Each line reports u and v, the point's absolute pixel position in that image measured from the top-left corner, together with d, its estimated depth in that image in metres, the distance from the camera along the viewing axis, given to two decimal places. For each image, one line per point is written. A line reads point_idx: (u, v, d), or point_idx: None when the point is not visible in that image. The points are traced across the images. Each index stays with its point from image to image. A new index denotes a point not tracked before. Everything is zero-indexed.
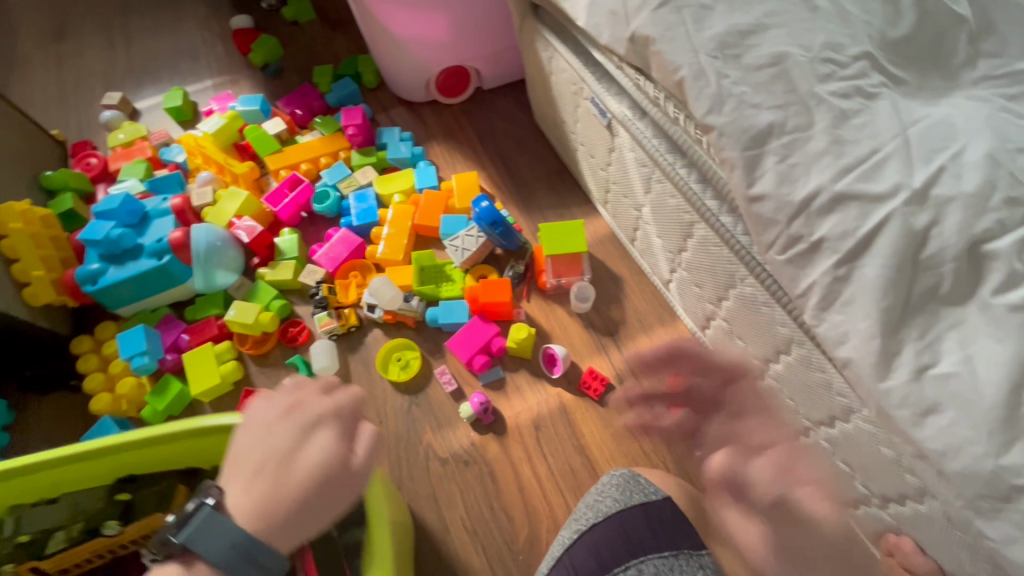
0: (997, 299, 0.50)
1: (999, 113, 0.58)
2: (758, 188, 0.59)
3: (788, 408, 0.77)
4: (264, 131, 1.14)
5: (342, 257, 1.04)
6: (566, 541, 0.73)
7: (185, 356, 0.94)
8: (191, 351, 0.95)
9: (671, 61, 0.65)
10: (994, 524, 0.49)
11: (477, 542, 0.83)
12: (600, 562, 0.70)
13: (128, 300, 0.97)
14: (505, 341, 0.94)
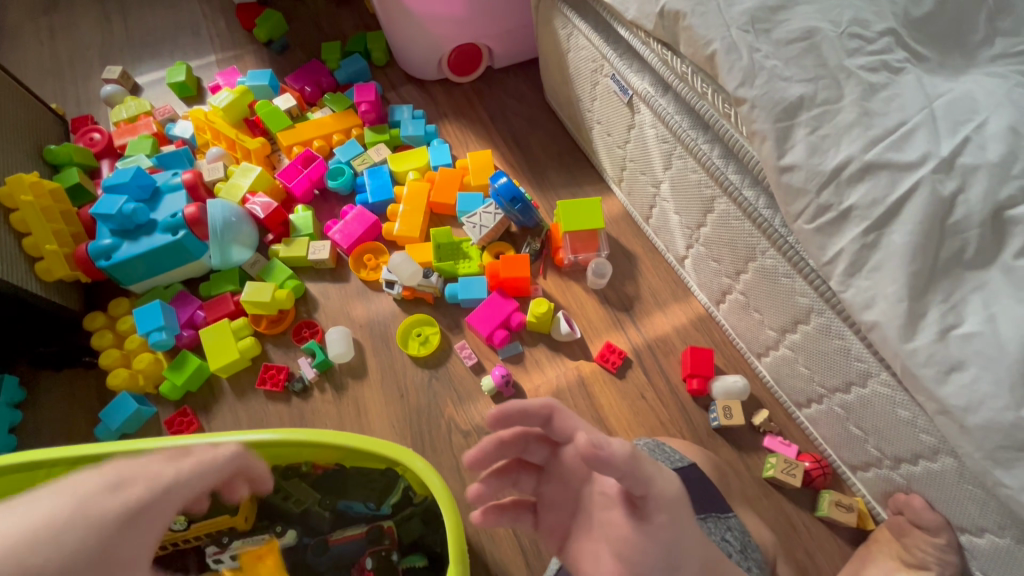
0: (1019, 262, 0.53)
1: (1017, 88, 0.60)
2: (789, 159, 0.61)
3: (803, 376, 0.80)
4: (274, 107, 1.13)
5: (357, 235, 1.03)
6: None
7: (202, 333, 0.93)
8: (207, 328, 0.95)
9: (702, 35, 0.67)
10: (1012, 473, 0.52)
11: None
12: None
13: (142, 276, 0.96)
14: (524, 316, 0.95)
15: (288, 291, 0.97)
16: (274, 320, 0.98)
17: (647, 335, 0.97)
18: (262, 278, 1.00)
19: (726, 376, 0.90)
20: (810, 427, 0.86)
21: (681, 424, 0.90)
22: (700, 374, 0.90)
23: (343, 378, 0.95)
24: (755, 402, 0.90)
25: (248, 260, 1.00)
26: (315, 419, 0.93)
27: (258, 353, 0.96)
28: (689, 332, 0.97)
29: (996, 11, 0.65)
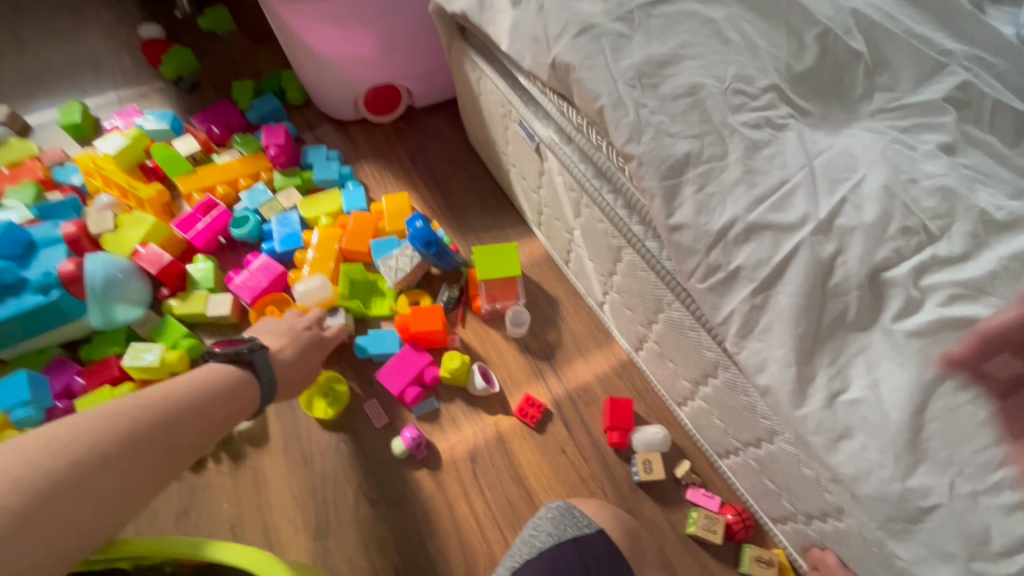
0: (897, 324, 0.52)
1: (894, 144, 0.61)
2: (677, 217, 0.59)
3: (718, 428, 0.78)
4: (175, 151, 1.06)
5: (261, 287, 0.96)
6: None
7: (77, 404, 0.84)
8: (84, 397, 0.85)
9: (591, 89, 0.65)
10: (905, 543, 0.50)
11: None
12: None
13: (10, 340, 0.87)
14: (438, 371, 0.90)
15: (181, 353, 0.88)
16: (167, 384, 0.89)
17: (569, 384, 0.93)
18: (152, 339, 0.91)
19: (647, 426, 0.87)
20: (730, 477, 0.83)
21: (603, 480, 0.86)
22: (620, 427, 0.87)
23: (241, 447, 0.87)
24: (677, 452, 0.88)
25: (137, 319, 0.92)
26: (208, 494, 0.84)
27: None
28: (611, 380, 0.94)
29: (873, 67, 0.67)
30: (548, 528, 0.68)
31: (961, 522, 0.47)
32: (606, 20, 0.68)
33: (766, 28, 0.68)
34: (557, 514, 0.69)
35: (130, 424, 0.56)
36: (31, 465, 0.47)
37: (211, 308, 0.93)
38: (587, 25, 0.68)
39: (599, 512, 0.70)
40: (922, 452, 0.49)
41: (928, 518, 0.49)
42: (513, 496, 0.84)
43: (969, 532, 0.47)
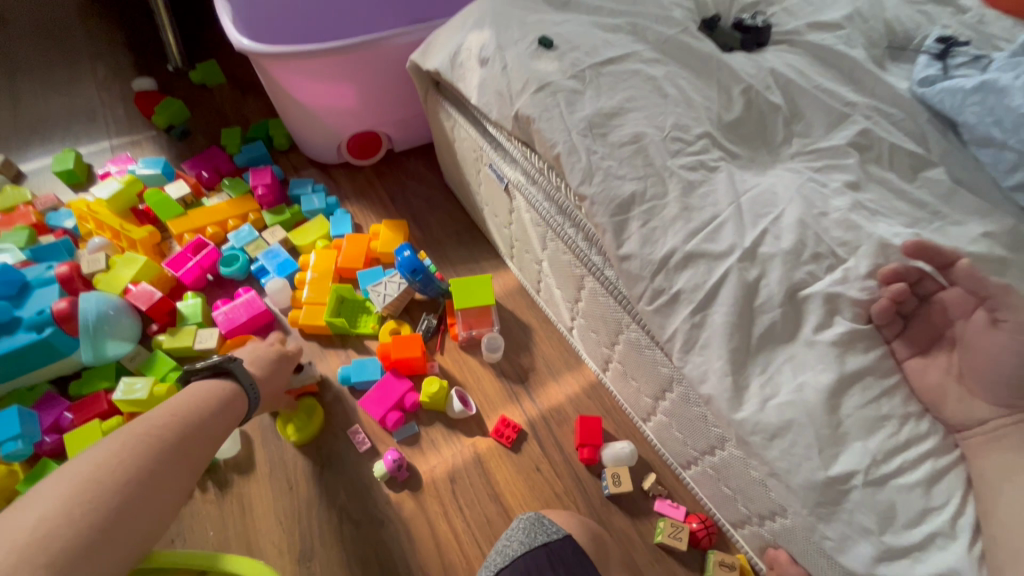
0: (818, 336, 0.60)
1: (809, 182, 0.70)
2: (626, 248, 0.68)
3: (678, 440, 0.84)
4: (166, 195, 1.13)
5: (240, 320, 1.01)
6: None
7: (66, 438, 0.86)
8: (73, 431, 0.88)
9: (549, 138, 0.75)
10: (832, 527, 0.57)
11: None
12: None
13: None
14: (418, 396, 0.96)
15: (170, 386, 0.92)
16: None
17: (542, 405, 0.99)
18: (141, 373, 0.95)
19: (615, 442, 0.93)
20: (693, 487, 0.89)
21: (576, 495, 0.91)
22: (591, 443, 0.92)
23: (227, 475, 0.90)
24: (644, 466, 0.94)
25: (127, 354, 0.95)
26: (195, 522, 0.87)
27: None
28: (582, 400, 1.00)
29: (791, 117, 0.78)
30: (519, 538, 0.73)
31: (872, 500, 0.55)
32: (561, 79, 0.78)
33: (699, 84, 0.79)
34: (527, 524, 0.74)
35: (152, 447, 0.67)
36: (78, 498, 0.58)
37: (200, 342, 0.98)
38: (545, 83, 0.78)
39: (567, 520, 0.76)
40: (840, 446, 0.56)
41: (848, 500, 0.56)
42: (491, 513, 0.89)
43: (883, 508, 0.55)
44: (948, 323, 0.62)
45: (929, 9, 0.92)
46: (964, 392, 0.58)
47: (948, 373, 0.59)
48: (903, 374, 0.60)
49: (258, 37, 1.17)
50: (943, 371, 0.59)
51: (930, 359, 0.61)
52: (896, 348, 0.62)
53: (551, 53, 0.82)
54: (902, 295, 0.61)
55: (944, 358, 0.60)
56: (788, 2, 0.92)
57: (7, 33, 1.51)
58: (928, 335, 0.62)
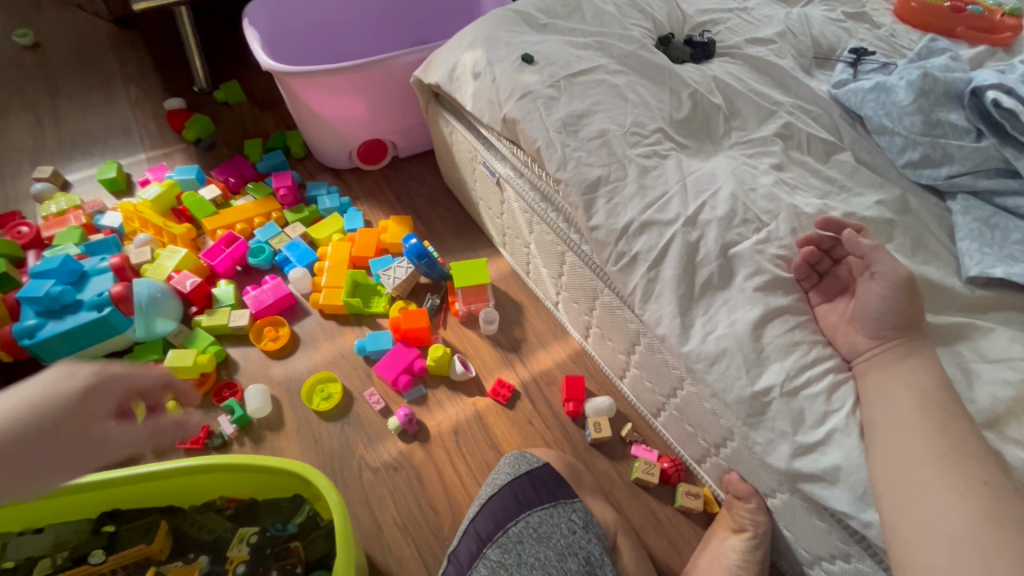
0: (748, 283, 0.75)
1: (742, 166, 0.87)
2: (595, 221, 0.83)
3: (648, 389, 0.99)
4: (200, 197, 1.29)
5: (268, 302, 1.16)
6: (470, 515, 0.83)
7: None
8: None
9: (530, 136, 0.91)
10: (761, 431, 0.71)
11: (407, 535, 0.95)
12: (497, 523, 0.81)
13: (65, 351, 1.04)
14: (425, 362, 1.10)
15: (209, 356, 1.07)
16: (196, 384, 1.07)
17: (534, 370, 1.14)
18: (184, 346, 1.09)
19: (596, 398, 1.08)
20: (663, 432, 1.03)
21: (564, 443, 1.05)
22: (574, 398, 1.07)
23: (260, 433, 1.04)
24: (622, 418, 1.08)
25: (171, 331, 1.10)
26: None
27: (179, 416, 1.04)
28: (568, 365, 1.15)
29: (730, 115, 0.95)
30: (505, 470, 0.87)
31: (789, 406, 0.70)
32: (541, 87, 0.95)
33: (655, 90, 0.96)
34: (512, 459, 0.88)
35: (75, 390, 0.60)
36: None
37: (234, 319, 1.13)
38: (527, 91, 0.95)
39: (552, 452, 0.90)
40: (764, 366, 0.72)
41: (771, 409, 0.71)
42: (490, 458, 1.03)
43: (797, 413, 0.70)
44: (852, 279, 0.75)
45: (848, 26, 1.11)
46: (851, 330, 0.72)
47: (843, 316, 0.73)
48: (812, 316, 0.74)
49: (280, 59, 1.34)
50: (842, 314, 0.73)
51: (835, 305, 0.74)
52: (811, 296, 0.76)
53: (532, 67, 0.99)
54: (811, 256, 0.75)
55: (844, 304, 0.74)
56: (731, 22, 1.10)
57: (48, 61, 1.69)
58: (837, 287, 0.75)
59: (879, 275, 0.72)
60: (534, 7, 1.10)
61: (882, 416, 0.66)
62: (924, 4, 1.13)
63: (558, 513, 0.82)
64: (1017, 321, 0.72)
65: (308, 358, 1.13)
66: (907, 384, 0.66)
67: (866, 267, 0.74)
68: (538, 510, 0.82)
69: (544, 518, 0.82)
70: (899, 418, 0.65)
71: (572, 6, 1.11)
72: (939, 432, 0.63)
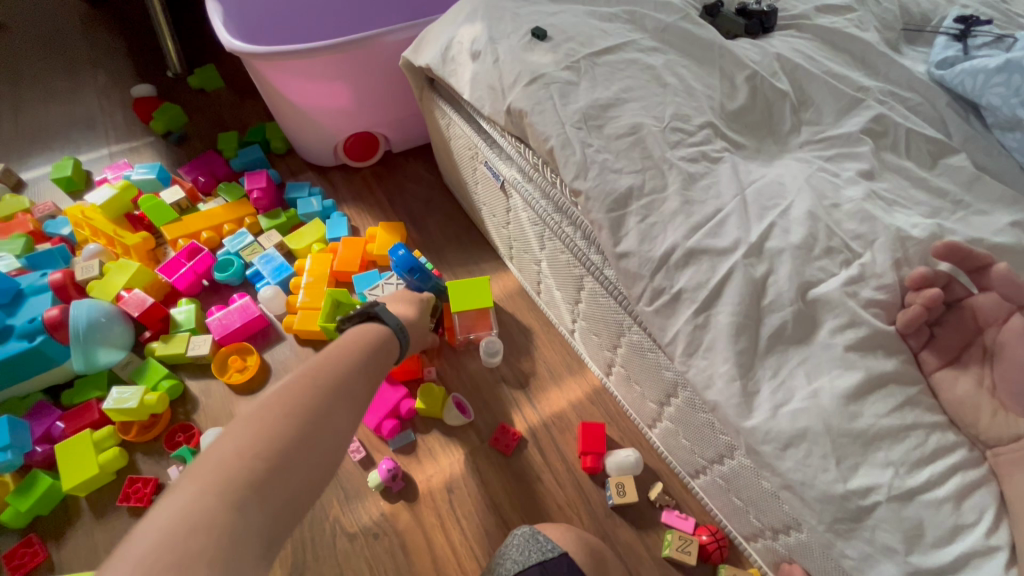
0: (835, 338, 0.55)
1: (820, 172, 0.66)
2: (624, 246, 0.64)
3: (686, 447, 0.80)
4: (162, 200, 1.12)
5: (233, 327, 0.99)
6: None
7: (57, 448, 0.85)
8: (64, 441, 0.87)
9: (542, 132, 0.71)
10: (852, 544, 0.52)
11: None
12: None
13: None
14: (414, 402, 0.93)
15: (160, 394, 0.91)
16: (146, 426, 0.92)
17: (544, 412, 0.95)
18: (134, 381, 0.93)
19: (619, 450, 0.89)
20: (703, 496, 0.84)
21: (580, 506, 0.87)
22: (593, 451, 0.88)
23: None
24: (651, 474, 0.90)
25: (119, 362, 0.94)
26: None
27: (124, 465, 0.89)
28: (586, 406, 0.96)
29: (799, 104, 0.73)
30: (513, 556, 0.69)
31: (898, 517, 0.50)
32: (555, 70, 0.75)
33: (701, 72, 0.75)
34: (522, 540, 0.70)
35: (310, 379, 0.59)
36: (251, 444, 0.50)
37: (193, 348, 0.97)
38: (538, 74, 0.75)
39: (564, 534, 0.72)
40: (858, 456, 0.52)
41: (870, 517, 0.51)
42: (490, 524, 0.85)
43: (907, 525, 0.50)
44: (978, 330, 0.58)
45: None
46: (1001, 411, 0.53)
47: (980, 386, 0.55)
48: (931, 386, 0.56)
49: (252, 39, 1.16)
50: (973, 382, 0.55)
51: (961, 370, 0.56)
52: (924, 358, 0.57)
53: (544, 44, 0.79)
54: (935, 301, 0.55)
55: (976, 371, 0.56)
56: None
57: (9, 43, 1.52)
58: (960, 341, 0.57)
59: None
60: None
61: None
62: None
63: None
64: None
65: None
66: None
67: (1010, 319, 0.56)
68: None
69: None
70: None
71: None
72: None
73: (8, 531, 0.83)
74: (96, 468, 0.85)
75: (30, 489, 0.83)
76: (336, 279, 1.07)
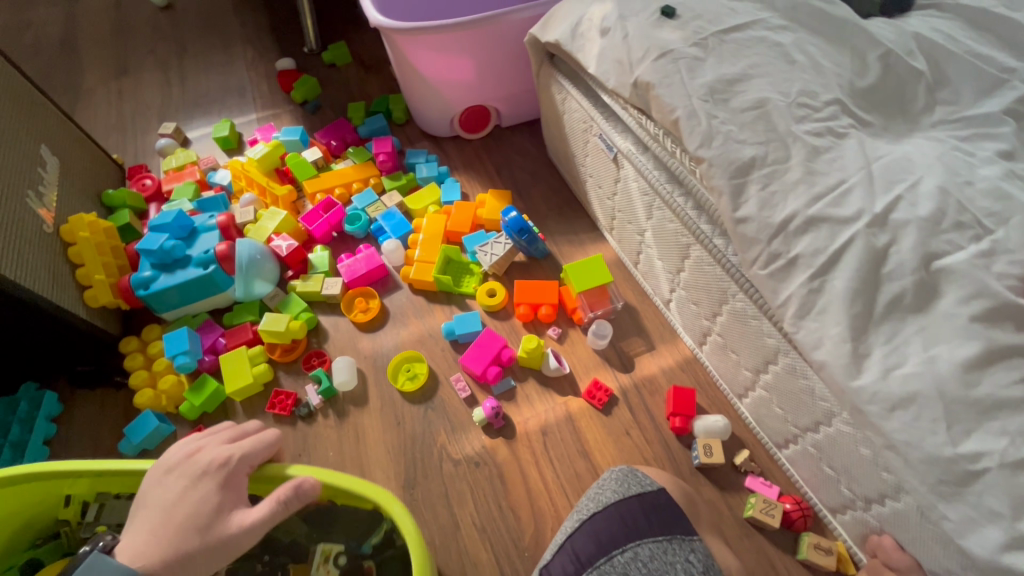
0: (958, 309, 0.57)
1: (953, 151, 0.66)
2: (743, 212, 0.68)
3: (778, 416, 0.83)
4: (303, 159, 1.27)
5: (361, 272, 1.12)
6: (567, 530, 0.73)
7: (222, 358, 1.02)
8: (227, 353, 1.04)
9: (668, 103, 0.76)
10: (954, 506, 0.55)
11: (485, 538, 0.88)
12: (599, 545, 0.70)
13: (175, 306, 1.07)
14: (515, 352, 1.01)
15: (301, 323, 1.06)
16: (287, 349, 1.07)
17: (635, 375, 1.01)
18: (279, 310, 1.09)
19: (709, 416, 0.93)
20: (790, 467, 0.87)
21: (665, 462, 0.93)
22: (683, 413, 0.93)
23: (344, 408, 1.01)
24: (737, 442, 0.93)
25: (268, 294, 1.10)
26: (318, 443, 0.99)
27: (270, 379, 1.04)
28: (675, 373, 1.01)
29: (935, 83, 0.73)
30: (613, 487, 0.76)
31: (1008, 483, 0.52)
32: (683, 46, 0.79)
33: (831, 50, 0.76)
34: (621, 475, 0.77)
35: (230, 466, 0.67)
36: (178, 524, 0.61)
37: (328, 287, 1.11)
38: (666, 50, 0.80)
39: (663, 476, 0.79)
40: (971, 422, 0.54)
41: (978, 481, 0.53)
42: (580, 468, 0.93)
43: (1017, 492, 0.52)
44: None
45: None
46: None
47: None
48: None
49: (388, 14, 1.28)
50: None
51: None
52: None
53: (673, 21, 0.83)
54: None
55: None
56: None
57: (177, 21, 1.76)
58: None
59: None
60: None
61: None
62: None
63: (673, 550, 0.70)
64: None
65: (395, 334, 1.09)
66: None
67: None
68: (649, 543, 0.70)
69: (656, 552, 0.70)
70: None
71: None
72: None
73: (182, 421, 1.01)
74: (251, 378, 1.01)
75: (201, 389, 1.00)
76: (448, 238, 1.18)
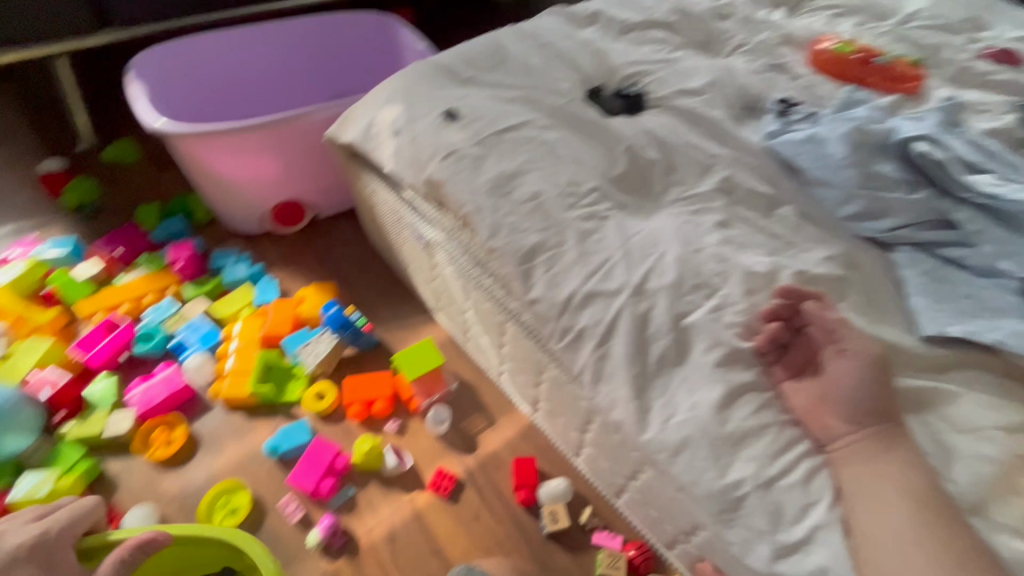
0: (706, 358, 0.67)
1: (686, 224, 0.81)
2: (533, 293, 0.75)
3: (606, 469, 0.89)
4: (76, 275, 1.10)
5: (158, 398, 0.97)
6: None
7: None
8: None
9: (459, 201, 0.83)
10: (734, 532, 0.62)
11: None
12: None
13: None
14: (350, 458, 0.95)
15: (75, 477, 0.88)
16: None
17: (479, 454, 1.01)
18: (44, 466, 0.90)
19: (550, 481, 0.96)
20: (627, 515, 0.92)
21: (517, 539, 0.92)
22: (526, 484, 0.95)
23: None
24: (580, 501, 0.97)
25: (26, 448, 0.90)
26: None
27: None
28: (517, 443, 1.03)
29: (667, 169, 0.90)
30: None
31: (766, 502, 0.61)
32: (465, 146, 0.87)
33: (588, 145, 0.90)
34: None
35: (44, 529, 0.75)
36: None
37: (112, 425, 0.94)
38: (451, 150, 0.87)
39: None
40: (731, 455, 0.63)
41: (745, 506, 0.62)
42: (433, 569, 0.88)
43: (774, 509, 0.61)
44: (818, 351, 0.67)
45: (771, 77, 1.12)
46: (824, 414, 0.63)
47: (814, 398, 0.64)
48: (781, 394, 0.65)
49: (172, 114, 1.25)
50: (814, 394, 0.64)
51: (802, 382, 0.66)
52: (774, 371, 0.67)
53: (456, 122, 0.91)
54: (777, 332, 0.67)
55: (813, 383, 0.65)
56: (659, 72, 1.08)
57: None
58: (802, 360, 0.67)
59: (851, 351, 0.64)
60: (457, 60, 1.05)
61: (870, 518, 0.58)
62: (836, 56, 1.17)
63: None
64: (987, 381, 0.66)
65: (208, 462, 0.95)
66: (895, 484, 0.58)
67: (832, 342, 0.66)
68: None
69: None
70: (887, 508, 0.58)
71: (495, 61, 1.07)
72: (939, 535, 0.55)
73: None
74: None
75: None
76: (266, 342, 1.09)
